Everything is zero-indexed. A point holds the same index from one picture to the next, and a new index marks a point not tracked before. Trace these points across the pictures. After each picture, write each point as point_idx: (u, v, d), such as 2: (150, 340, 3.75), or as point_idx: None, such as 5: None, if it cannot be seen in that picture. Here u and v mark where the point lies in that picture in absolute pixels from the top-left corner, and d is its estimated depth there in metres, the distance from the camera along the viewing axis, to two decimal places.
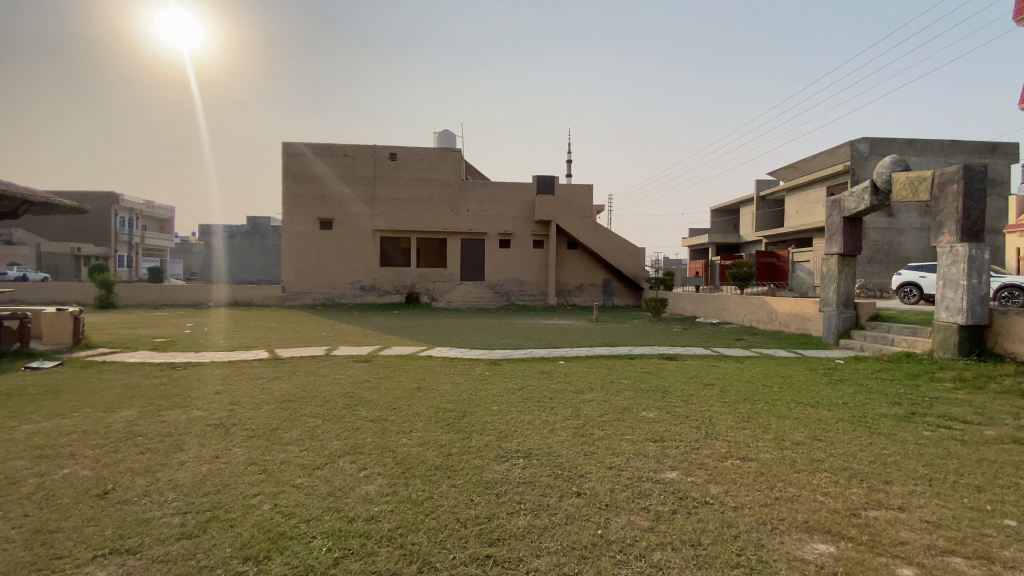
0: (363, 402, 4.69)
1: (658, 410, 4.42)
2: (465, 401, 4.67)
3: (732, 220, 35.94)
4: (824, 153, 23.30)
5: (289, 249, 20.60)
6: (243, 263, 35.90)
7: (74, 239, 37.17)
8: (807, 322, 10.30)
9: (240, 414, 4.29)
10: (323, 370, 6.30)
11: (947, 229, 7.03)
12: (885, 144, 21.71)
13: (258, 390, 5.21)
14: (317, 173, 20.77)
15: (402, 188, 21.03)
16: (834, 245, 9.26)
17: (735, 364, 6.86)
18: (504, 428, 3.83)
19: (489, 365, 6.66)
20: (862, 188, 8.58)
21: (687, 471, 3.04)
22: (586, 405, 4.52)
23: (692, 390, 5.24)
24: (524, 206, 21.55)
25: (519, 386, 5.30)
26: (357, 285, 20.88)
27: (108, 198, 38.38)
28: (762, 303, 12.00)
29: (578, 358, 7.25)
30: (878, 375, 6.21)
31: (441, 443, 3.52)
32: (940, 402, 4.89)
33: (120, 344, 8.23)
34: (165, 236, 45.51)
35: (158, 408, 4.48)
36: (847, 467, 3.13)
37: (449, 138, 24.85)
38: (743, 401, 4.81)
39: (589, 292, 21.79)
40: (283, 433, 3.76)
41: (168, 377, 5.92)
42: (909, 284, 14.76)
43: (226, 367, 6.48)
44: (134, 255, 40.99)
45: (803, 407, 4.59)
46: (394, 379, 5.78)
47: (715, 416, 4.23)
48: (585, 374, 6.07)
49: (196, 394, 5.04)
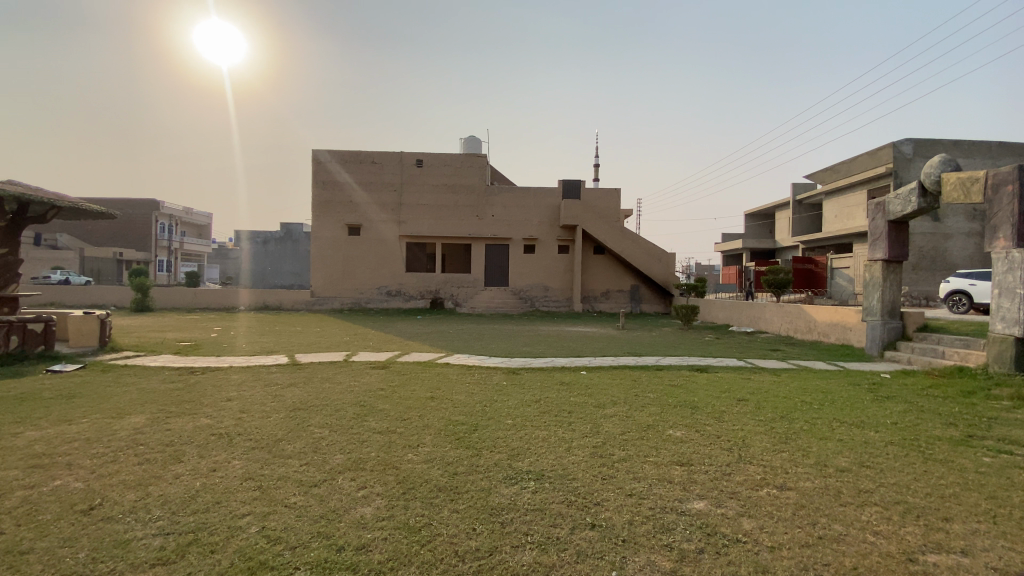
0: (374, 412, 4.53)
1: (684, 428, 4.10)
2: (479, 413, 4.44)
3: (767, 225, 34.79)
4: (864, 155, 22.25)
5: (316, 255, 20.89)
6: (276, 268, 36.77)
7: (118, 245, 38.81)
8: (849, 332, 9.68)
9: (248, 423, 4.18)
10: (339, 377, 6.18)
11: (1002, 233, 6.43)
12: (930, 144, 20.59)
13: (269, 397, 5.10)
14: (344, 179, 21.03)
15: (428, 195, 21.08)
16: (877, 250, 8.67)
17: (771, 378, 6.41)
18: (517, 445, 3.58)
19: (508, 374, 6.41)
20: (908, 190, 8.00)
21: (717, 501, 2.72)
22: (606, 421, 4.23)
23: (723, 406, 4.87)
24: (549, 211, 21.29)
25: (537, 398, 5.04)
26: (382, 290, 20.98)
27: (149, 205, 39.94)
28: (799, 311, 11.39)
29: (601, 368, 6.94)
30: (929, 392, 5.68)
31: (448, 460, 3.30)
32: (1002, 423, 4.37)
33: (145, 348, 8.36)
34: (203, 241, 47.11)
35: (167, 416, 4.41)
36: (901, 499, 2.75)
37: (475, 143, 24.83)
38: (779, 419, 4.41)
39: (616, 298, 21.31)
40: (287, 445, 3.61)
41: (185, 381, 5.91)
42: (959, 292, 13.82)
43: (242, 373, 6.43)
44: (173, 260, 42.55)
45: (846, 428, 4.17)
46: (409, 387, 5.60)
47: (748, 437, 3.87)
48: (608, 385, 5.76)
49: (208, 401, 4.97)
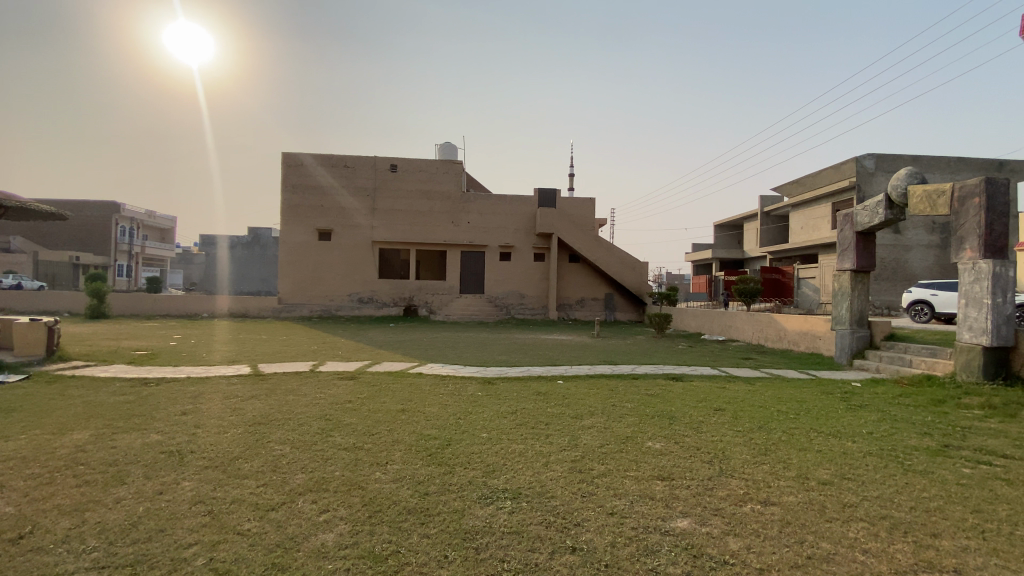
0: (340, 426, 4.28)
1: (664, 440, 3.99)
2: (453, 427, 4.24)
3: (736, 235, 35.61)
4: (829, 169, 22.99)
5: (285, 260, 20.28)
6: (243, 273, 35.63)
7: (74, 249, 37.03)
8: (818, 340, 9.85)
9: (202, 439, 3.88)
10: (305, 389, 5.87)
11: (969, 244, 6.63)
12: (890, 160, 21.43)
13: (228, 411, 4.78)
14: (316, 183, 20.53)
15: (402, 200, 20.77)
16: (846, 260, 8.85)
17: (746, 387, 6.40)
18: (492, 460, 3.41)
19: (483, 384, 6.23)
20: (876, 202, 8.20)
21: (701, 520, 2.61)
22: (584, 433, 4.10)
23: (701, 417, 4.79)
24: (525, 219, 21.26)
25: (513, 409, 4.88)
26: (354, 297, 20.50)
27: (108, 207, 38.27)
28: (770, 320, 11.56)
29: (578, 378, 6.82)
30: (900, 400, 5.75)
31: (419, 479, 3.10)
32: (975, 433, 4.43)
33: (97, 357, 7.84)
34: (166, 245, 45.39)
35: (113, 432, 4.06)
36: (886, 515, 2.70)
37: (450, 150, 24.65)
38: (758, 429, 4.36)
39: (591, 306, 21.36)
40: (245, 465, 3.34)
41: (137, 393, 5.51)
42: (920, 302, 14.32)
43: (201, 384, 6.05)
44: (134, 264, 40.80)
45: (824, 438, 4.15)
46: (379, 399, 5.36)
47: (729, 449, 3.79)
48: (586, 395, 5.63)
49: (161, 415, 4.62)
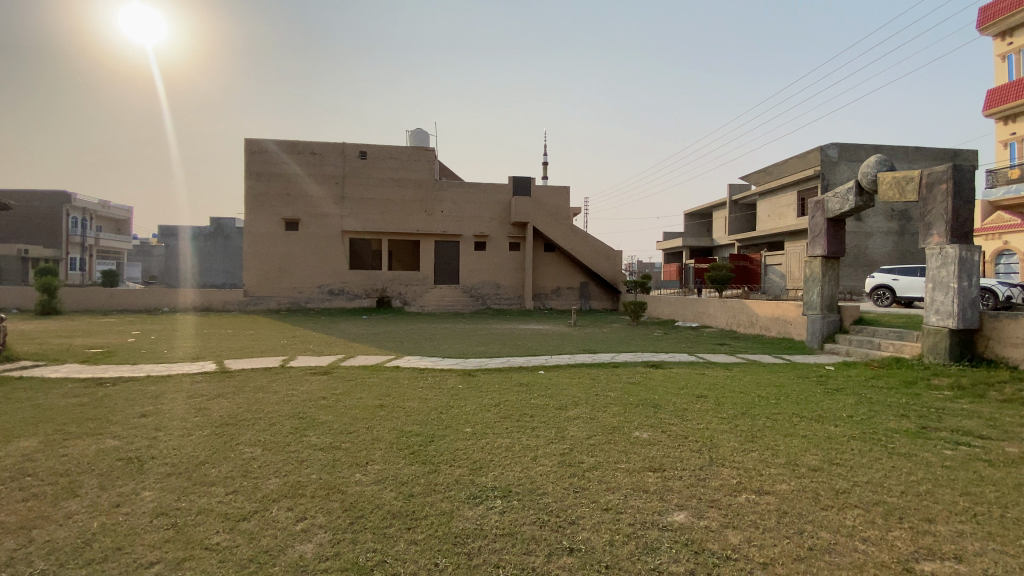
0: (315, 425, 4.06)
1: (651, 429, 3.93)
2: (435, 422, 4.09)
3: (705, 223, 36.26)
4: (795, 158, 23.52)
5: (251, 251, 19.53)
6: (206, 266, 34.29)
7: (21, 241, 34.89)
8: (789, 325, 10.05)
9: (164, 444, 3.60)
10: (275, 386, 5.59)
11: (936, 230, 6.80)
12: (853, 149, 22.06)
13: (193, 412, 4.49)
14: (283, 171, 19.81)
15: (373, 188, 20.23)
16: (817, 247, 9.02)
17: (725, 373, 6.43)
18: (478, 456, 3.27)
19: (463, 376, 6.07)
20: (846, 189, 8.35)
21: (698, 512, 2.54)
22: (571, 424, 4.00)
23: (685, 404, 4.75)
24: (499, 208, 21.04)
25: (496, 402, 4.75)
26: (324, 289, 19.96)
27: (58, 197, 36.18)
28: (742, 306, 11.75)
29: (558, 367, 6.74)
30: (873, 383, 5.88)
31: (402, 479, 2.93)
32: (949, 413, 4.54)
33: (47, 357, 7.31)
34: (122, 237, 43.26)
35: (65, 437, 3.75)
36: (879, 501, 2.69)
37: (421, 137, 24.13)
38: (742, 416, 4.35)
39: (566, 295, 21.39)
40: (211, 470, 3.10)
41: (91, 395, 5.12)
42: (882, 287, 14.82)
43: (163, 383, 5.69)
44: (87, 257, 38.75)
45: (807, 423, 4.17)
46: (355, 395, 5.14)
47: (715, 436, 3.76)
48: (567, 385, 5.53)
49: (118, 418, 4.29)
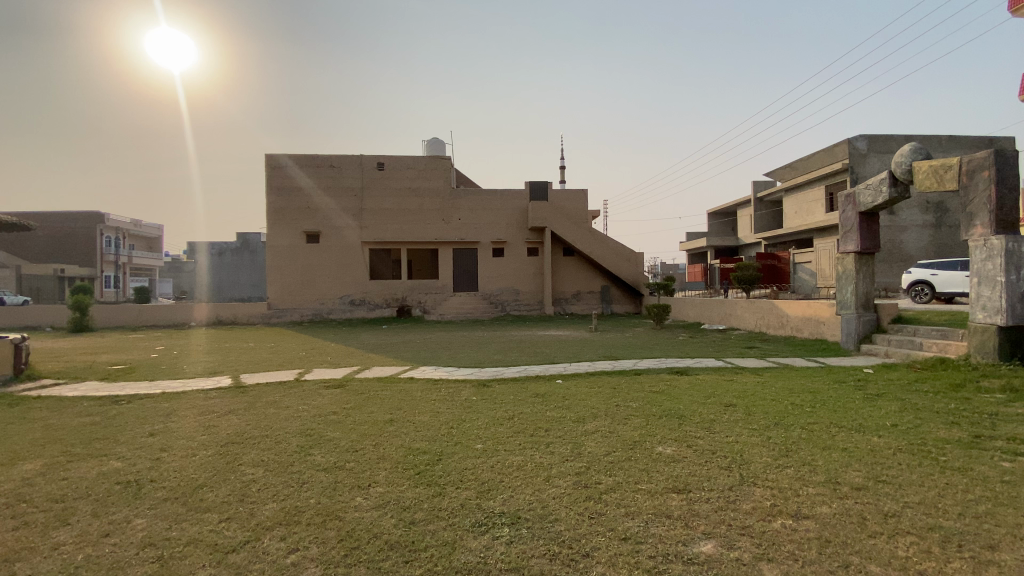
0: (321, 443, 3.92)
1: (675, 443, 3.66)
2: (445, 438, 3.89)
3: (729, 222, 35.44)
4: (821, 151, 22.75)
5: (273, 264, 19.80)
6: (233, 280, 35.04)
7: (58, 261, 36.27)
8: (822, 326, 9.57)
9: (167, 465, 3.50)
10: (287, 401, 5.49)
11: (979, 220, 6.32)
12: (882, 140, 21.23)
13: (200, 430, 4.41)
14: (302, 184, 20.07)
15: (390, 198, 20.33)
16: (849, 243, 8.56)
17: (755, 379, 6.07)
18: (487, 477, 3.06)
19: (478, 387, 5.88)
20: (879, 180, 7.90)
21: (727, 542, 2.27)
22: (588, 439, 3.76)
23: (712, 415, 4.44)
24: (516, 213, 20.89)
25: (510, 414, 4.54)
26: (345, 300, 20.08)
27: (93, 218, 37.55)
28: (771, 307, 11.28)
29: (577, 376, 6.49)
30: (917, 387, 5.46)
31: (404, 504, 2.74)
32: (1004, 420, 4.13)
33: (69, 375, 7.38)
34: (154, 255, 44.61)
35: (69, 460, 3.68)
36: (935, 525, 2.37)
37: (438, 145, 24.21)
38: (774, 426, 4.04)
39: (587, 300, 21.05)
40: (209, 495, 2.97)
41: (104, 414, 5.08)
42: (920, 283, 14.08)
43: (176, 400, 5.66)
44: (121, 275, 40.06)
45: (844, 434, 3.84)
46: (366, 409, 4.99)
47: (746, 451, 3.46)
48: (586, 396, 5.28)
49: (125, 438, 4.22)
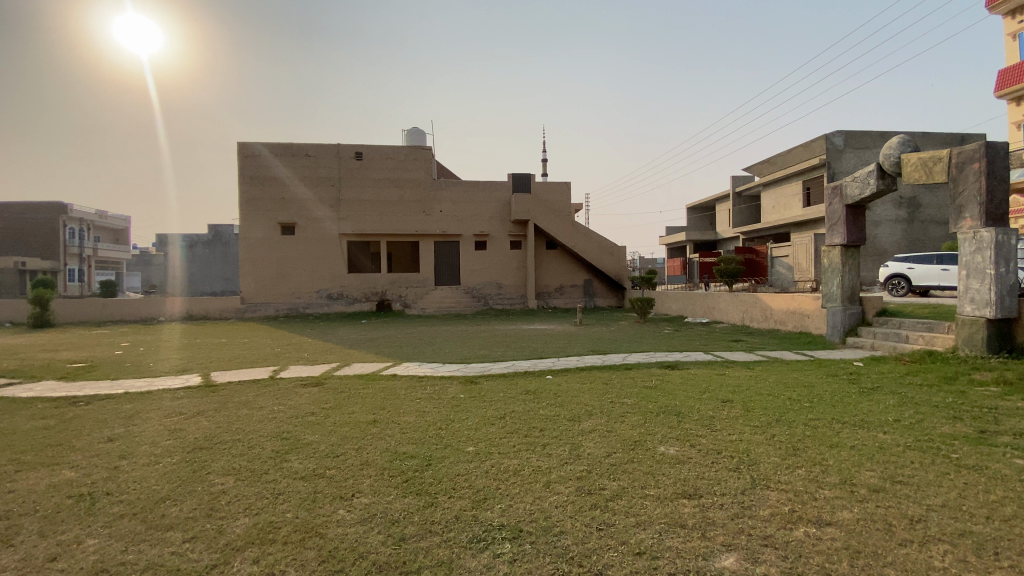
0: (299, 447, 3.63)
1: (677, 443, 3.47)
2: (433, 440, 3.64)
3: (708, 217, 35.76)
4: (799, 146, 23.00)
5: (247, 256, 19.12)
6: (206, 274, 33.98)
7: (18, 254, 34.59)
8: (806, 319, 9.57)
9: (127, 475, 3.15)
10: (261, 401, 5.14)
11: (969, 212, 6.32)
12: (858, 136, 21.53)
13: (167, 434, 4.05)
14: (278, 174, 19.40)
15: (369, 189, 19.80)
16: (836, 235, 8.54)
17: (746, 373, 5.94)
18: (482, 484, 2.82)
19: (465, 384, 5.63)
20: (866, 172, 7.88)
21: (750, 555, 2.08)
22: (586, 440, 3.55)
23: (711, 411, 4.26)
24: (498, 206, 20.59)
25: (501, 413, 4.31)
26: (323, 294, 19.54)
27: (55, 208, 35.83)
28: (755, 300, 11.28)
29: (567, 371, 6.28)
30: (910, 380, 5.41)
31: (393, 517, 2.48)
32: (1004, 414, 4.06)
33: (24, 374, 6.85)
34: (121, 247, 42.85)
35: (16, 469, 3.29)
36: (964, 530, 2.23)
37: (418, 135, 23.67)
38: (776, 423, 3.89)
39: (570, 293, 20.95)
40: (172, 510, 2.66)
41: (59, 417, 4.66)
42: (897, 276, 14.28)
43: (141, 401, 5.26)
44: (86, 268, 38.42)
45: (849, 431, 3.71)
46: (347, 408, 4.70)
47: (751, 449, 3.29)
48: (579, 392, 5.07)
49: (81, 444, 3.84)
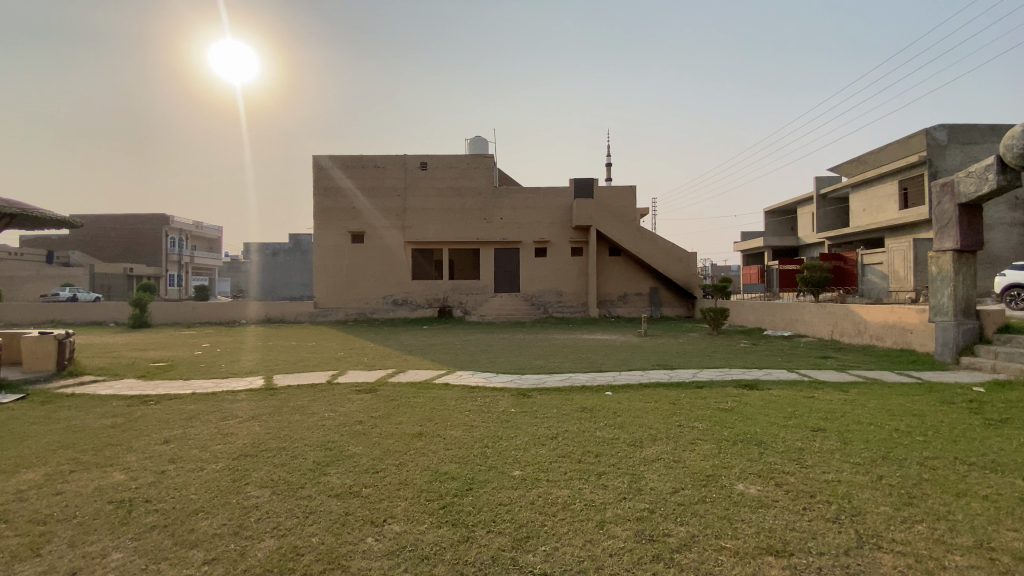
0: (340, 459, 3.47)
1: (759, 480, 2.95)
2: (477, 460, 3.34)
3: (789, 221, 33.30)
4: (895, 143, 20.76)
5: (319, 264, 20.03)
6: (286, 280, 36.24)
7: (129, 261, 38.61)
8: (909, 334, 8.39)
9: (171, 482, 3.12)
10: (314, 407, 5.11)
11: None
12: (966, 129, 19.11)
13: (219, 438, 4.07)
14: (348, 185, 20.22)
15: (433, 197, 20.15)
16: (946, 239, 7.42)
17: (840, 397, 5.16)
18: (525, 518, 2.48)
19: (518, 397, 5.32)
20: (984, 167, 6.78)
21: None
22: (648, 470, 3.12)
23: (799, 442, 3.66)
24: (560, 212, 20.24)
25: (554, 432, 3.96)
26: (388, 300, 20.04)
27: (160, 220, 39.73)
28: (846, 312, 10.11)
29: (630, 387, 5.79)
30: None
31: (422, 553, 2.20)
32: None
33: (110, 371, 7.36)
34: (214, 255, 46.78)
35: (75, 469, 3.37)
36: None
37: (481, 144, 23.87)
38: (881, 461, 3.24)
39: (635, 302, 20.13)
40: (201, 524, 2.54)
41: (127, 416, 4.85)
42: (1017, 286, 12.36)
43: (203, 402, 5.41)
44: (184, 274, 42.23)
45: (976, 474, 3.00)
46: (396, 418, 4.55)
47: (853, 495, 2.71)
48: (642, 412, 4.59)
49: (137, 445, 3.91)
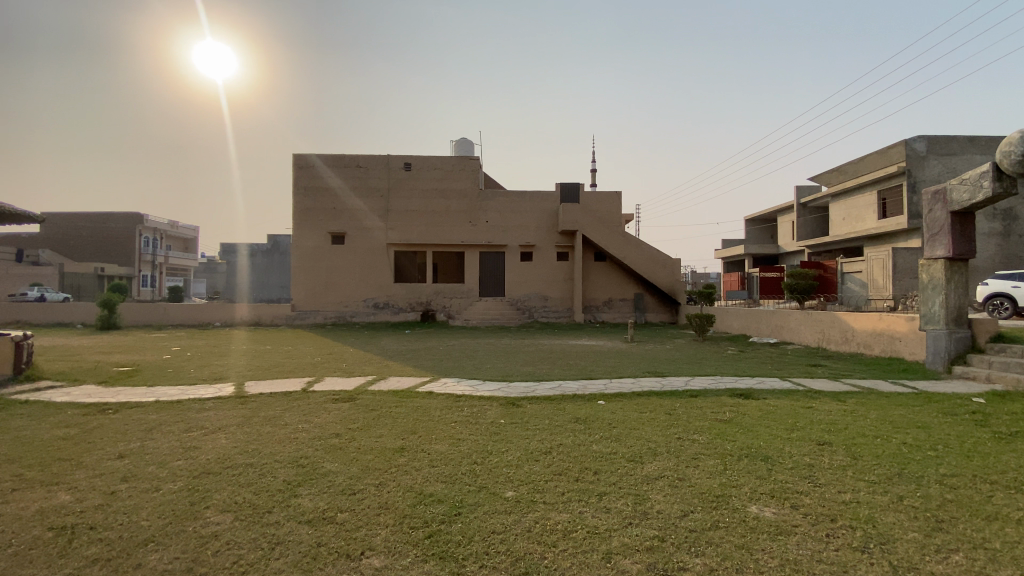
0: (314, 478, 3.14)
1: (773, 502, 2.71)
2: (464, 479, 3.04)
3: (769, 229, 33.78)
4: (875, 153, 21.12)
5: (298, 265, 19.47)
6: (263, 281, 35.35)
7: (100, 260, 37.25)
8: (897, 342, 8.35)
9: (123, 505, 2.76)
10: (287, 417, 4.74)
11: None
12: (944, 141, 19.49)
13: (181, 453, 3.69)
14: (330, 185, 19.75)
15: (417, 199, 19.79)
16: (937, 247, 7.39)
17: (839, 407, 5.01)
18: (522, 549, 2.21)
19: (506, 407, 5.03)
20: (979, 174, 6.75)
21: None
22: (653, 489, 2.88)
23: (807, 457, 3.46)
24: (546, 216, 20.07)
25: (546, 446, 3.68)
26: (369, 303, 19.56)
27: (132, 218, 38.44)
28: (834, 320, 10.08)
29: (622, 396, 5.54)
30: None
31: None
32: None
33: (69, 376, 6.86)
34: (189, 256, 45.49)
35: (13, 488, 2.98)
36: None
37: (466, 147, 23.62)
38: (900, 479, 3.03)
39: (620, 307, 20.02)
40: (150, 558, 2.20)
41: (82, 426, 4.43)
42: (1000, 295, 12.50)
43: (168, 411, 5.01)
44: (157, 275, 40.95)
45: (1001, 495, 2.82)
46: (376, 431, 4.22)
47: (876, 518, 2.50)
48: (638, 423, 4.36)
49: (89, 461, 3.52)
